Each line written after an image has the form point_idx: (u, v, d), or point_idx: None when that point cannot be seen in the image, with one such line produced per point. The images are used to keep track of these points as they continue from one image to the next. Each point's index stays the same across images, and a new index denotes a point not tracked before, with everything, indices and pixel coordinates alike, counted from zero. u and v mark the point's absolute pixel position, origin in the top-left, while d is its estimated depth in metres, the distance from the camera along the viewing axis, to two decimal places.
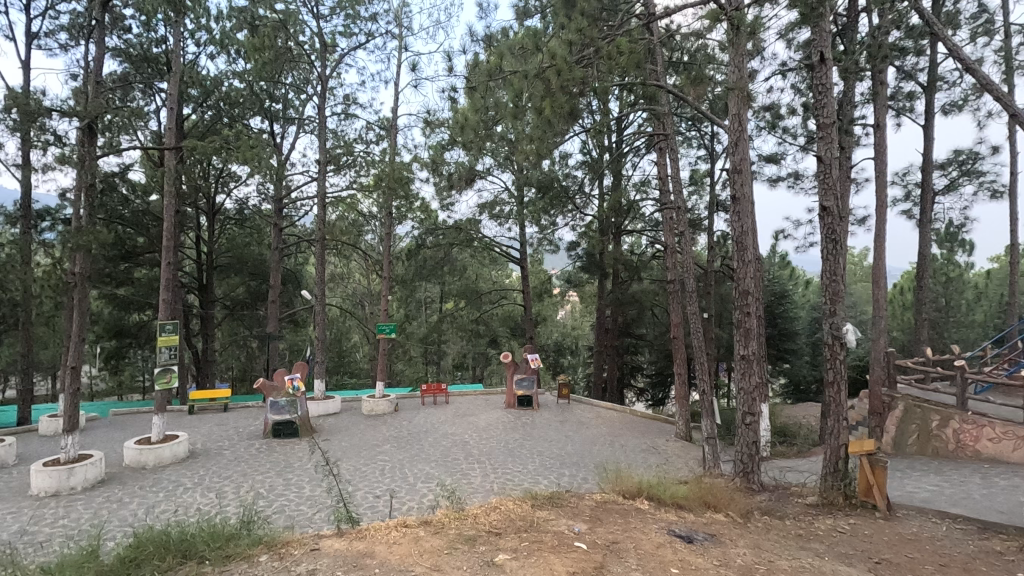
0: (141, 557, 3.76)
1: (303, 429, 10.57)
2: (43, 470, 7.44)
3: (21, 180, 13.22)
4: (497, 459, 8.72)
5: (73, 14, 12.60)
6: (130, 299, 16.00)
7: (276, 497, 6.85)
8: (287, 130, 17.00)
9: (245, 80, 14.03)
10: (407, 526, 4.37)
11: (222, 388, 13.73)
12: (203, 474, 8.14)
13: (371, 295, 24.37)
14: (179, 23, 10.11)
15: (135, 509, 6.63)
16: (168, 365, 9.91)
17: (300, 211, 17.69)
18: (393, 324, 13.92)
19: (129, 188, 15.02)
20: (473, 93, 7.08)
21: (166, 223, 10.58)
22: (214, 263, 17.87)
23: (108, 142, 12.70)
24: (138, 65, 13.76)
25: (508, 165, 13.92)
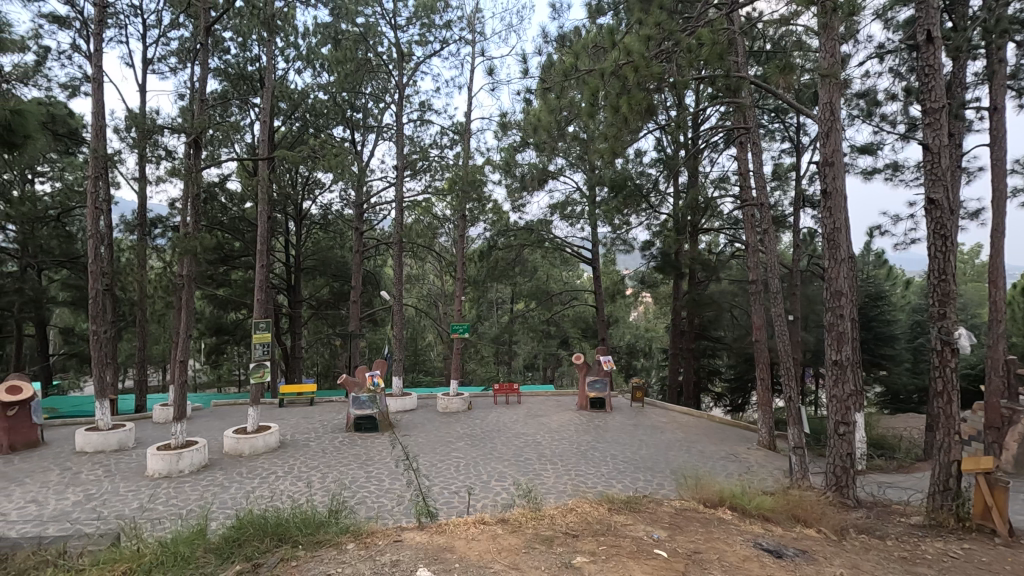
0: (242, 539, 4.08)
1: (382, 424, 11.04)
2: (157, 453, 8.23)
3: (138, 192, 14.71)
4: (570, 461, 8.67)
5: (182, 39, 13.86)
6: (228, 299, 17.35)
7: (358, 489, 7.18)
8: (366, 138, 17.83)
9: (329, 92, 14.85)
10: (485, 524, 4.44)
11: (308, 383, 14.57)
12: (293, 464, 8.68)
13: (445, 296, 25.03)
14: (271, 41, 10.83)
15: (235, 493, 7.17)
16: (262, 361, 10.65)
17: (379, 215, 18.46)
18: (467, 324, 14.15)
19: (228, 197, 16.25)
20: (546, 94, 7.08)
21: (260, 228, 11.37)
22: (302, 266, 19.05)
23: (211, 155, 13.86)
24: (236, 83, 14.93)
25: (580, 164, 13.81)
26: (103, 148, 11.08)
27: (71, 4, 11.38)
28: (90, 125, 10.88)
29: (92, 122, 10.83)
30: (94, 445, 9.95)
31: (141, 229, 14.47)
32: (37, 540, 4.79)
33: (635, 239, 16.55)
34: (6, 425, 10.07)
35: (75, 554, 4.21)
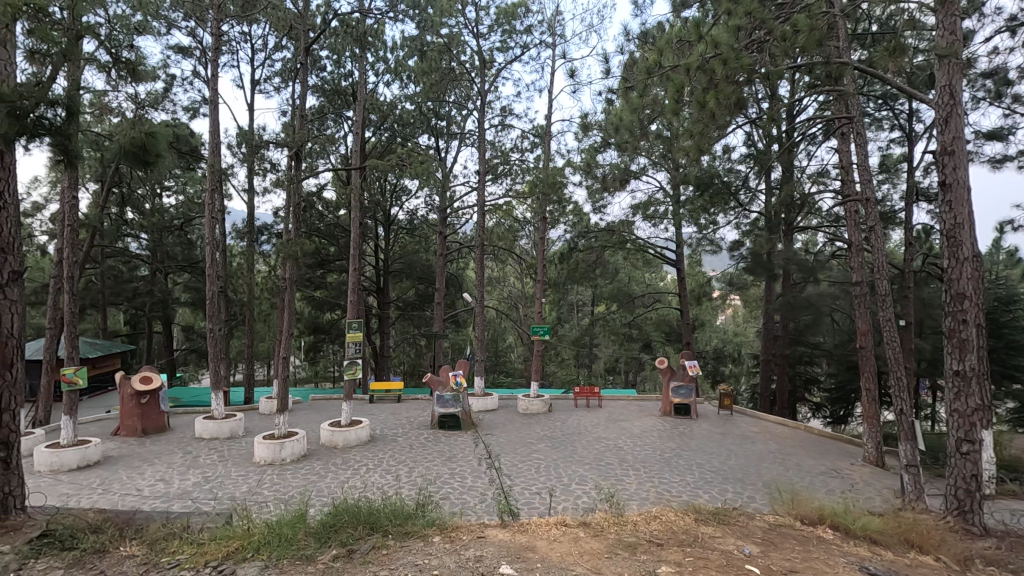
0: (339, 524, 4.34)
1: (465, 423, 11.30)
2: (263, 442, 8.96)
3: (247, 202, 16.10)
4: (653, 468, 8.43)
5: (285, 61, 15.03)
6: (324, 301, 18.54)
7: (443, 484, 7.42)
8: (450, 145, 18.40)
9: (415, 102, 15.48)
10: (567, 526, 4.43)
11: (396, 381, 15.23)
12: (382, 457, 9.12)
13: (525, 298, 25.21)
14: (363, 57, 11.46)
15: (331, 483, 7.65)
16: (354, 359, 11.27)
17: (461, 219, 18.95)
18: (547, 326, 14.15)
19: (325, 205, 17.39)
20: (629, 92, 6.94)
21: (353, 234, 12.06)
22: (390, 269, 19.98)
23: (309, 166, 14.89)
24: (331, 98, 15.97)
25: (663, 163, 13.42)
26: (218, 163, 12.23)
27: (193, 35, 12.71)
28: (208, 142, 12.05)
29: (210, 140, 12.00)
30: (210, 432, 11.00)
31: (250, 236, 15.82)
32: (166, 515, 5.38)
33: (723, 239, 15.77)
34: (140, 411, 11.39)
35: (195, 529, 4.66)
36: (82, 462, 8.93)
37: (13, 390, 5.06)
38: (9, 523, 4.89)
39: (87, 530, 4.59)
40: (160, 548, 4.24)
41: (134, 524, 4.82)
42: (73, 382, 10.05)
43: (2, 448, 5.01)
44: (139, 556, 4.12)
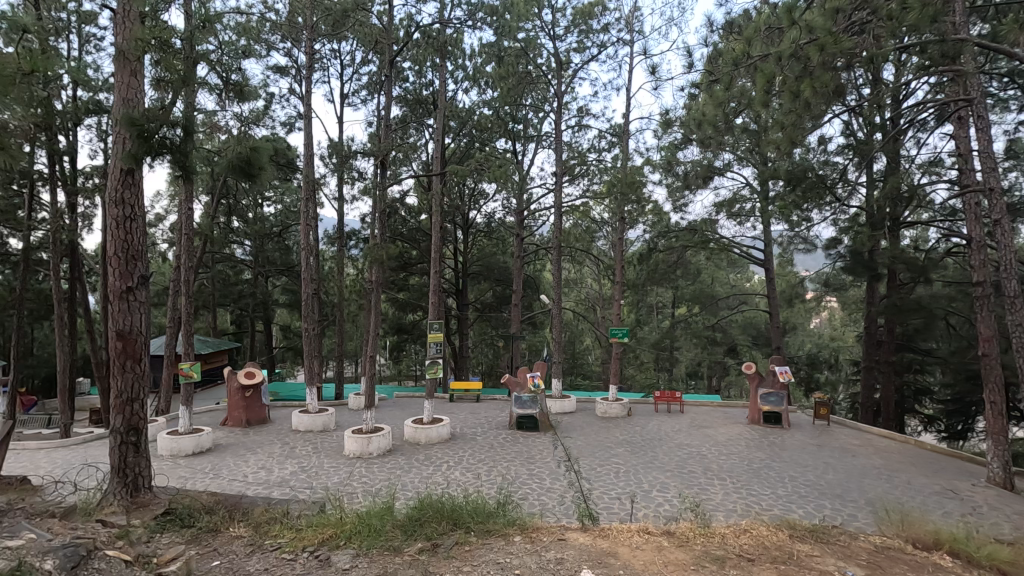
0: (423, 518, 4.49)
1: (543, 424, 11.31)
2: (353, 436, 9.46)
3: (338, 209, 17.09)
4: (740, 478, 8.01)
5: (371, 74, 15.81)
6: (406, 302, 19.30)
7: (522, 485, 7.47)
8: (526, 147, 18.54)
9: (493, 107, 15.76)
10: (650, 534, 4.32)
11: (475, 381, 15.54)
12: (462, 455, 9.34)
13: (602, 299, 24.87)
14: (443, 66, 11.81)
15: (415, 477, 7.95)
16: (436, 359, 11.62)
17: (538, 221, 19.03)
18: (626, 328, 13.86)
19: (407, 211, 18.13)
20: (714, 86, 6.67)
21: (434, 238, 12.44)
22: (468, 271, 20.46)
23: (394, 174, 15.58)
24: (413, 107, 16.59)
25: (750, 157, 12.76)
26: (312, 174, 13.08)
27: (289, 56, 13.68)
28: (303, 154, 12.92)
29: (304, 151, 12.85)
30: (305, 425, 11.77)
31: (340, 241, 16.80)
32: (269, 501, 5.82)
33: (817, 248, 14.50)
34: (244, 404, 12.41)
35: (293, 516, 5.00)
36: (196, 449, 9.85)
37: (141, 383, 5.69)
38: (139, 500, 5.50)
39: (202, 510, 5.05)
40: (264, 531, 4.59)
41: (241, 508, 5.26)
42: (189, 375, 11.12)
43: (133, 433, 5.65)
44: (246, 537, 4.49)
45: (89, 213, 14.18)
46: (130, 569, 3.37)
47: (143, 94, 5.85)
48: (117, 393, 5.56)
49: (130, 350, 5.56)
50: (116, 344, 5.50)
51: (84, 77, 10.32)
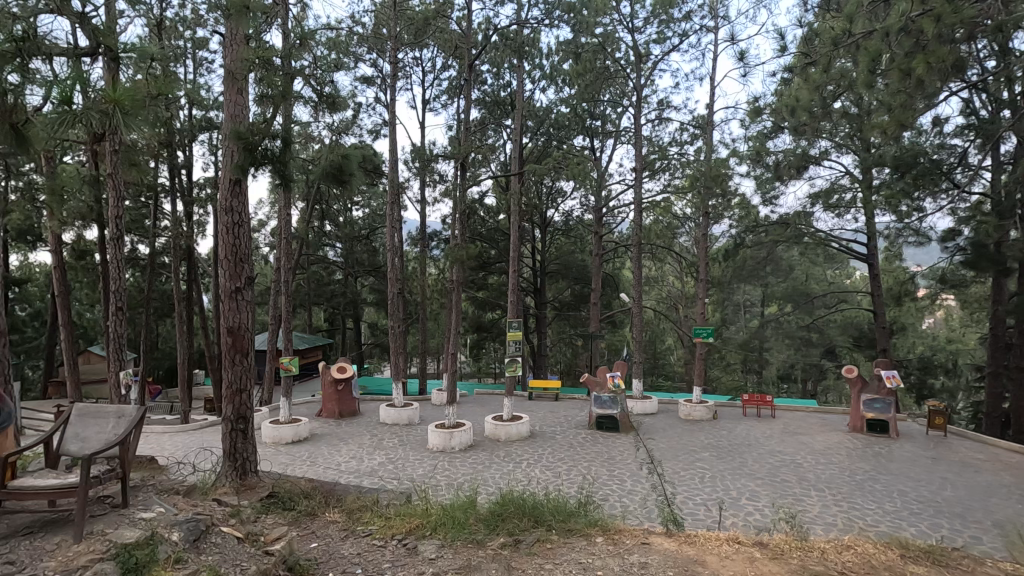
0: (505, 514, 4.57)
1: (624, 425, 11.10)
2: (436, 430, 9.78)
3: (421, 212, 17.73)
4: (841, 490, 7.44)
5: (452, 79, 16.26)
6: (486, 300, 19.68)
7: (602, 485, 7.38)
8: (605, 143, 18.30)
9: (570, 105, 15.71)
10: (740, 543, 4.13)
11: (554, 380, 15.57)
12: (541, 453, 9.38)
13: (685, 297, 24.02)
14: (521, 66, 11.90)
15: (496, 473, 8.10)
16: (515, 357, 11.73)
17: (617, 218, 18.73)
18: (711, 328, 13.28)
19: (486, 211, 18.47)
20: (810, 68, 6.23)
21: (512, 237, 12.55)
22: (546, 270, 20.50)
23: (473, 175, 15.92)
24: (491, 109, 16.88)
25: (850, 144, 11.81)
26: (397, 178, 13.66)
27: (374, 66, 14.34)
28: (389, 160, 13.51)
29: (390, 157, 13.45)
30: (392, 418, 12.34)
31: (423, 242, 17.41)
32: (361, 489, 6.17)
33: (930, 248, 12.27)
34: (337, 396, 13.20)
35: (382, 504, 5.26)
36: (295, 437, 10.58)
37: (248, 374, 6.21)
38: (247, 482, 6.00)
39: (302, 495, 5.42)
40: (356, 518, 4.86)
41: (335, 495, 5.61)
42: (288, 369, 11.97)
43: (241, 421, 6.16)
44: (341, 522, 4.77)
45: (204, 220, 15.65)
46: (241, 545, 3.69)
47: (248, 109, 6.38)
48: (228, 384, 6.09)
49: (238, 345, 6.08)
50: (227, 339, 6.04)
51: (198, 98, 11.39)
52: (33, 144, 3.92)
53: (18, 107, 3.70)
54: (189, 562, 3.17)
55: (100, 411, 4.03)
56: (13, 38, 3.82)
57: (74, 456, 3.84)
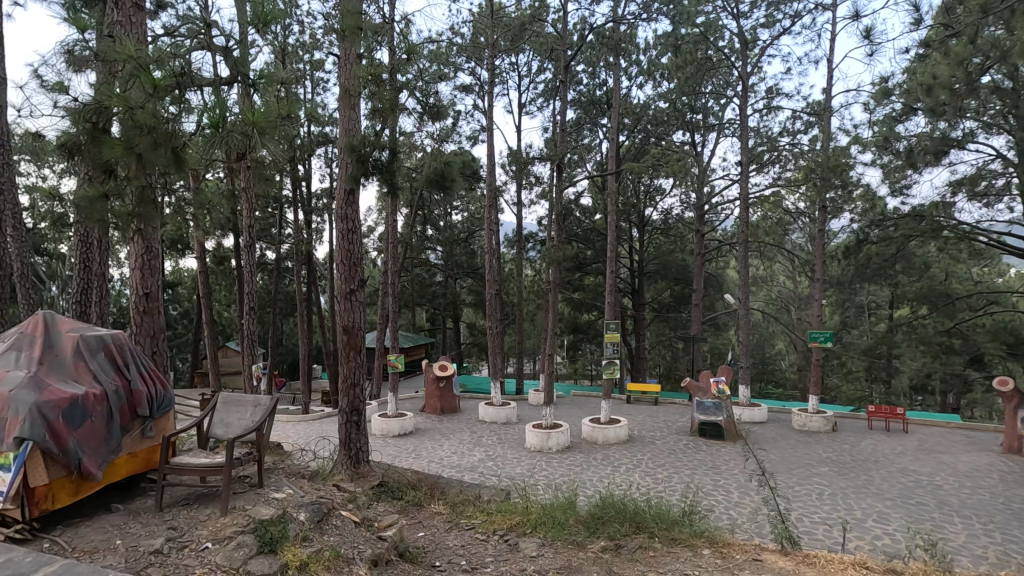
0: (606, 517, 4.51)
1: (730, 433, 10.50)
2: (533, 430, 9.88)
3: (517, 214, 18.00)
4: (993, 519, 6.51)
5: (548, 81, 16.36)
6: (582, 301, 19.56)
7: (707, 495, 7.05)
8: (707, 137, 17.50)
9: (669, 99, 15.18)
10: (869, 569, 3.79)
11: (652, 383, 15.13)
12: (641, 458, 9.14)
13: (799, 299, 22.28)
14: (617, 64, 11.69)
15: (595, 475, 8.01)
16: (613, 359, 11.51)
17: (721, 215, 17.83)
18: (830, 332, 12.16)
19: (583, 212, 18.38)
20: (950, 40, 5.52)
21: (609, 237, 12.34)
22: (645, 270, 19.96)
23: (570, 176, 15.88)
24: (587, 108, 16.77)
25: (1003, 122, 10.29)
26: (495, 182, 13.97)
27: (473, 74, 14.78)
28: (487, 163, 13.86)
29: (487, 161, 13.81)
30: (490, 417, 12.63)
31: (519, 244, 17.66)
32: (463, 483, 6.38)
33: None
34: (439, 393, 13.77)
35: (484, 500, 5.41)
36: (401, 431, 11.18)
37: (362, 370, 6.67)
38: (360, 471, 6.44)
39: (409, 485, 5.72)
40: (459, 511, 5.04)
41: (440, 488, 5.86)
42: (395, 365, 12.67)
43: (355, 413, 6.62)
44: (445, 514, 4.97)
45: (320, 228, 17.02)
46: (357, 528, 3.98)
47: (361, 123, 6.84)
48: (344, 378, 6.58)
49: (353, 342, 6.57)
50: (343, 337, 6.55)
51: (316, 115, 12.41)
52: (187, 164, 4.48)
53: (178, 133, 4.28)
54: (315, 541, 3.46)
55: (241, 399, 4.52)
56: (174, 74, 4.41)
57: (220, 439, 4.34)
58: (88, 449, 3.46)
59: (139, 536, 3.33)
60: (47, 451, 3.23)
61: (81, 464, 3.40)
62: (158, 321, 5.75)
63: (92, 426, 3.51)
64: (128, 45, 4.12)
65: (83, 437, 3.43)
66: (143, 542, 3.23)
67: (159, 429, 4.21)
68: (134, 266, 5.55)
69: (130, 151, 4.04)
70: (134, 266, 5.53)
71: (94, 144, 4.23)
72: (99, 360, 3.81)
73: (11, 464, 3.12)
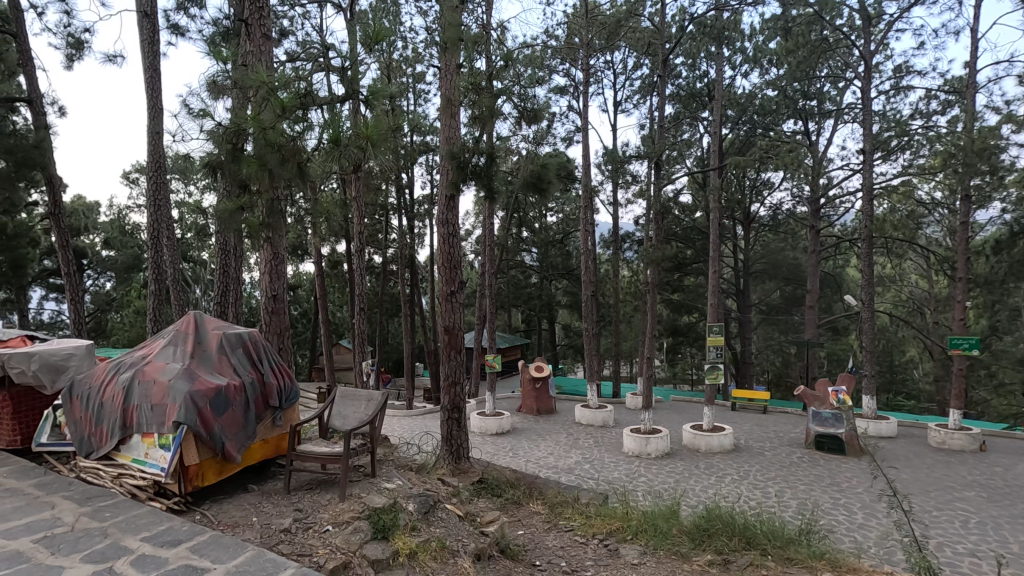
0: (712, 529, 4.30)
1: (852, 448, 9.58)
2: (632, 435, 9.66)
3: (613, 214, 17.71)
4: None
5: (645, 77, 15.97)
6: (682, 303, 18.80)
7: (826, 514, 6.50)
8: (822, 125, 16.14)
9: (778, 87, 14.18)
10: None
11: (761, 390, 14.19)
12: (748, 469, 8.60)
13: (935, 300, 19.82)
14: (721, 54, 11.12)
15: (698, 485, 7.67)
16: (716, 363, 10.93)
17: (839, 210, 16.36)
18: (976, 338, 10.69)
19: (682, 210, 17.71)
20: None
21: (712, 236, 11.78)
22: (751, 270, 18.82)
23: (668, 172, 15.35)
24: (687, 102, 16.14)
25: None
26: (590, 182, 13.86)
27: (568, 75, 14.77)
28: (582, 164, 13.77)
29: (583, 162, 13.72)
30: (587, 419, 12.52)
31: (615, 244, 17.35)
32: (561, 485, 6.38)
33: None
34: (535, 393, 13.89)
35: (582, 502, 5.39)
36: (499, 429, 11.41)
37: (462, 369, 6.90)
38: (461, 467, 6.65)
39: (508, 484, 5.83)
40: (558, 512, 5.06)
41: (538, 488, 5.92)
42: (492, 365, 12.97)
43: (456, 411, 6.85)
44: (544, 514, 5.01)
45: (422, 232, 17.84)
46: (461, 522, 4.12)
47: (460, 130, 7.08)
48: (446, 376, 6.84)
49: (454, 342, 6.82)
50: (445, 337, 6.81)
51: (418, 124, 13.02)
52: (310, 176, 4.89)
53: (302, 149, 4.70)
54: (422, 531, 3.64)
55: (356, 394, 4.84)
56: (298, 95, 4.82)
57: (339, 430, 4.69)
58: (229, 435, 3.90)
59: (271, 515, 3.69)
60: (198, 435, 3.69)
61: (224, 448, 3.83)
62: (283, 320, 6.35)
63: (233, 414, 3.95)
64: (260, 72, 4.58)
65: (225, 424, 3.87)
66: (275, 521, 3.58)
67: (287, 419, 4.63)
68: (264, 270, 6.16)
69: (263, 167, 4.51)
70: (265, 270, 6.15)
71: (234, 163, 4.74)
72: (238, 355, 4.29)
73: (171, 444, 3.60)
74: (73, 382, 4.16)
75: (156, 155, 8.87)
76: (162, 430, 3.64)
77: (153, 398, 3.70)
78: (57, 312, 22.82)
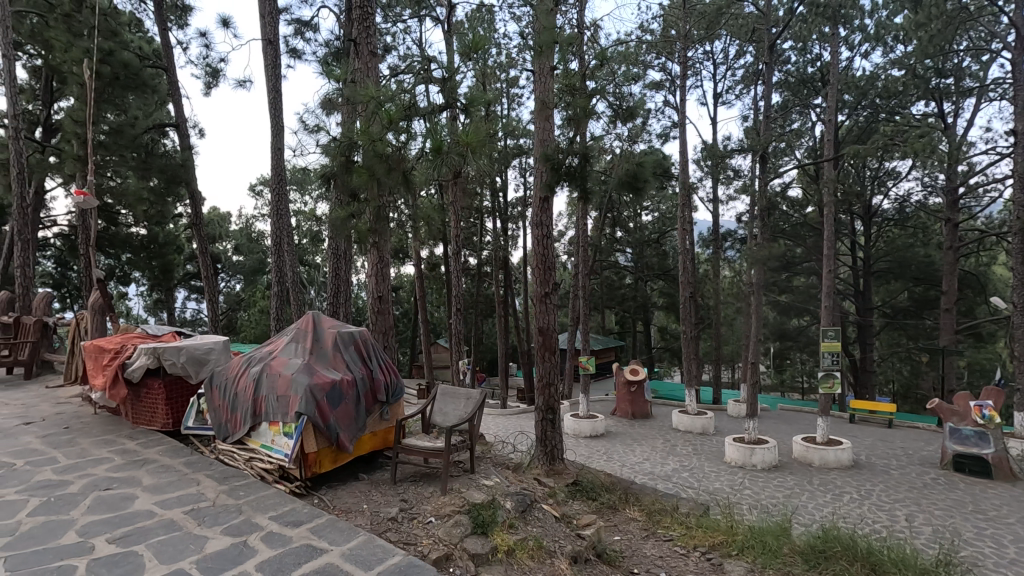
0: (830, 552, 3.96)
1: (1000, 471, 8.42)
2: (735, 444, 9.17)
3: (713, 211, 16.91)
4: None
5: (749, 65, 15.09)
6: (791, 305, 17.50)
7: (966, 544, 5.75)
8: (961, 104, 14.32)
9: (905, 66, 12.79)
10: None
11: (885, 402, 12.85)
12: (870, 488, 7.83)
13: None
14: (835, 34, 10.23)
15: (810, 502, 7.10)
16: (832, 370, 10.05)
17: (983, 199, 14.42)
18: None
19: (791, 205, 16.51)
20: None
21: (826, 232, 10.87)
22: (873, 269, 17.11)
23: (775, 165, 14.37)
24: (796, 89, 15.03)
25: None
26: (688, 179, 13.34)
27: (664, 70, 14.32)
28: (679, 160, 13.28)
29: (680, 158, 13.23)
30: (685, 426, 12.03)
31: (716, 243, 16.53)
32: (658, 492, 6.20)
33: None
34: (630, 397, 13.59)
35: (682, 512, 5.19)
36: (593, 432, 11.30)
37: (556, 370, 6.92)
38: (556, 468, 6.67)
39: (603, 488, 5.76)
40: (656, 520, 4.92)
41: (634, 494, 5.79)
42: (586, 367, 12.89)
43: (551, 412, 6.88)
44: (641, 521, 4.90)
45: (515, 234, 18.10)
46: (558, 523, 4.14)
47: (555, 132, 7.09)
48: (540, 377, 6.90)
49: (548, 343, 6.87)
50: (539, 337, 6.87)
51: (512, 128, 13.26)
52: (414, 183, 5.15)
53: (406, 158, 4.97)
54: (519, 529, 3.71)
55: (456, 392, 5.02)
56: (403, 107, 5.10)
57: (440, 426, 4.89)
58: (343, 426, 4.20)
59: (380, 503, 3.93)
60: (316, 425, 4.01)
61: (338, 438, 4.14)
62: (388, 320, 6.73)
63: (346, 407, 4.25)
64: (369, 88, 4.90)
65: (340, 416, 4.18)
66: (383, 509, 3.81)
67: (393, 414, 4.90)
68: (371, 272, 6.58)
69: (372, 176, 4.82)
70: (372, 272, 6.56)
71: (346, 174, 5.11)
72: (349, 352, 4.60)
73: (293, 432, 3.95)
74: (214, 372, 4.69)
75: (278, 169, 9.77)
76: (286, 419, 4.01)
77: (279, 390, 4.08)
78: (197, 311, 25.84)
